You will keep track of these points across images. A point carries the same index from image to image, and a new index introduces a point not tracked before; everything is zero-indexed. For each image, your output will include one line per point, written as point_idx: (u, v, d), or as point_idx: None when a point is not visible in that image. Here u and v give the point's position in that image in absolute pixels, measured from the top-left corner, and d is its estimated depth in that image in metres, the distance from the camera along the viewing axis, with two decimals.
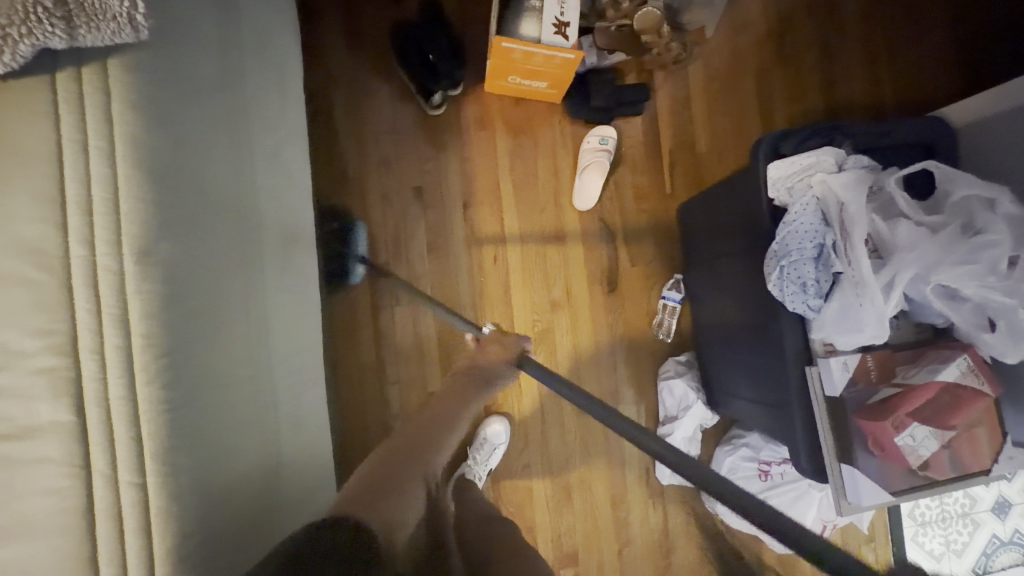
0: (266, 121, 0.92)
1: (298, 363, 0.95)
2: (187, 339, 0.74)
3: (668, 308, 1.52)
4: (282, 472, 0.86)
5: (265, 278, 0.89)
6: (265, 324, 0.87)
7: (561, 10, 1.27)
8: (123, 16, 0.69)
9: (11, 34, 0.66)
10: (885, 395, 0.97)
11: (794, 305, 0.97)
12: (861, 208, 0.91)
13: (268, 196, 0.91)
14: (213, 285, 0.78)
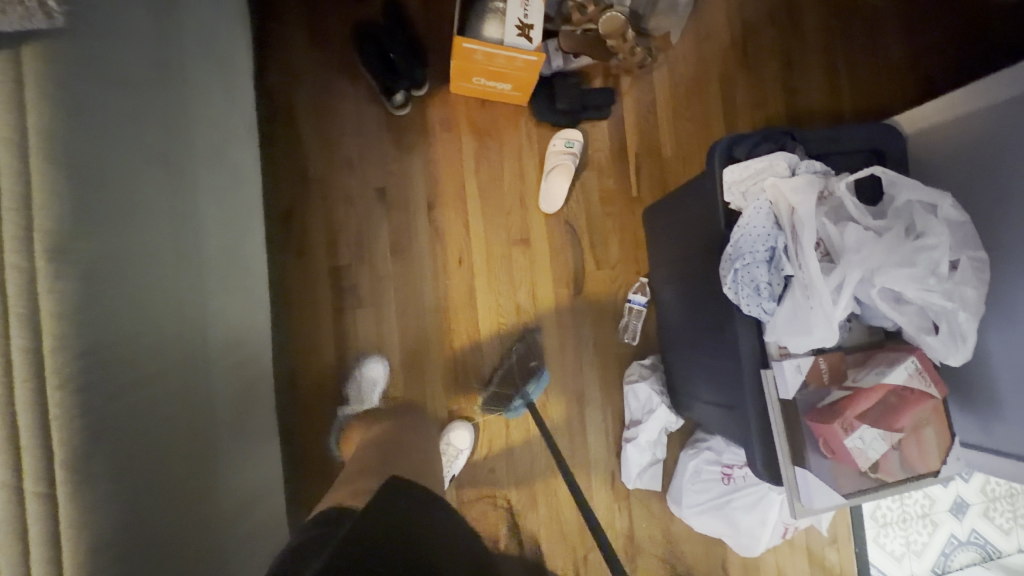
0: (207, 122, 0.91)
1: (234, 366, 0.92)
2: (107, 340, 0.70)
3: (634, 311, 1.51)
4: (214, 477, 0.83)
5: (201, 276, 0.86)
6: (202, 328, 0.85)
7: (525, 12, 1.26)
8: (33, 1, 0.66)
9: None
10: (835, 396, 0.98)
11: (749, 307, 0.98)
12: (811, 211, 0.92)
13: (204, 192, 0.88)
14: (144, 285, 0.75)
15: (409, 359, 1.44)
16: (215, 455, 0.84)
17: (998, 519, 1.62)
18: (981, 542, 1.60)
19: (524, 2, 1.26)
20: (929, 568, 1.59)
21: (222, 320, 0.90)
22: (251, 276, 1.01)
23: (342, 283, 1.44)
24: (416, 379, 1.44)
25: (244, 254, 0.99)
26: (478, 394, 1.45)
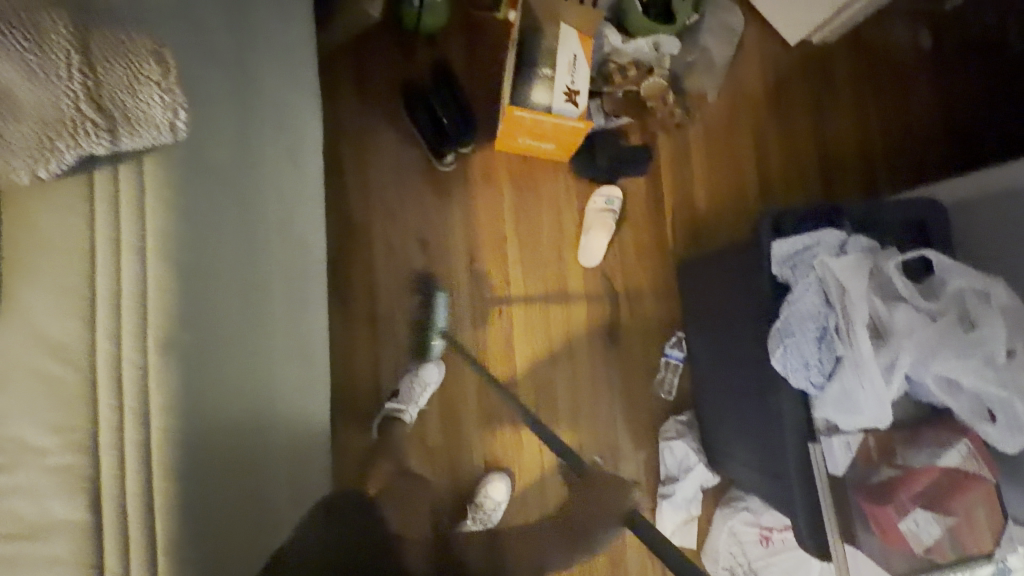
0: (279, 140, 0.87)
1: (303, 353, 0.88)
2: (192, 311, 0.69)
3: (670, 366, 1.52)
4: (276, 465, 0.79)
5: (272, 254, 0.83)
6: (267, 339, 0.81)
7: (572, 79, 1.33)
8: (165, 123, 0.65)
9: (55, 147, 0.61)
10: (886, 476, 0.98)
11: (797, 381, 0.99)
12: (860, 292, 0.95)
13: (280, 171, 0.86)
14: (218, 309, 0.72)
15: (447, 410, 1.44)
16: (279, 476, 0.79)
17: None
18: None
19: (572, 69, 1.33)
20: None
21: (287, 331, 0.85)
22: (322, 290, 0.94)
23: (382, 335, 1.44)
24: (451, 428, 1.44)
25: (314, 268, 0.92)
26: (513, 445, 1.46)
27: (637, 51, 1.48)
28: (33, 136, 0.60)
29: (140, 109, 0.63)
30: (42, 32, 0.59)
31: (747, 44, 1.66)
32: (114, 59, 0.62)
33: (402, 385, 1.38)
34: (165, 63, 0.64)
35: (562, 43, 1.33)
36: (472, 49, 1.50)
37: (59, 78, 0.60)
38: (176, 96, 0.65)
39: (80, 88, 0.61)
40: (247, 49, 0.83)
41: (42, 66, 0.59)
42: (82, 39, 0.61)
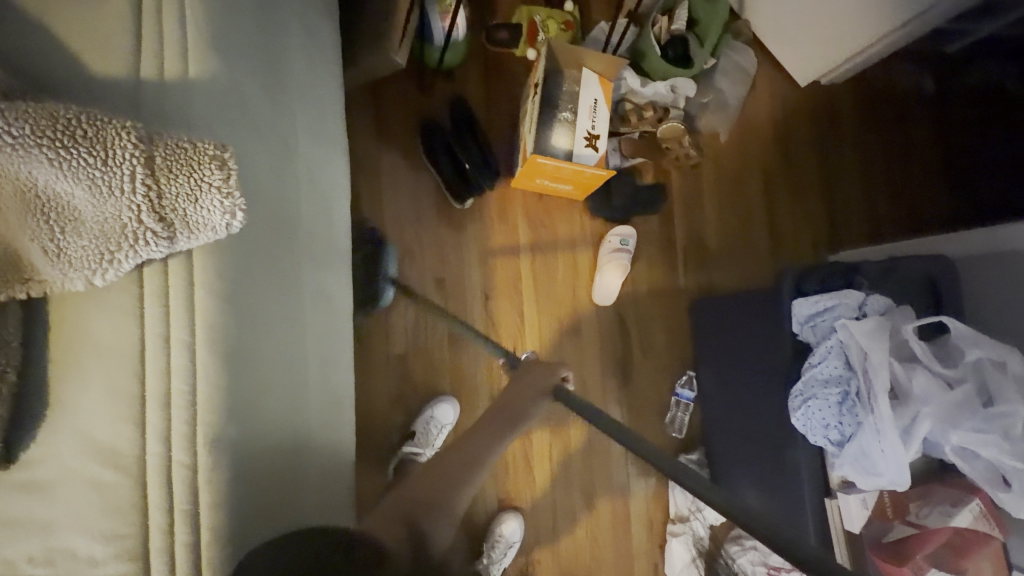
0: (314, 198, 0.84)
1: (335, 349, 0.87)
2: (240, 298, 0.68)
3: (681, 405, 1.54)
4: (310, 453, 0.76)
5: (302, 245, 0.81)
6: (302, 350, 0.78)
7: (593, 123, 1.33)
8: (220, 227, 0.61)
9: (118, 256, 0.61)
10: (899, 533, 1.02)
11: (816, 438, 1.03)
12: (882, 357, 0.97)
13: (314, 164, 0.85)
14: (262, 317, 0.71)
15: None
16: (312, 460, 0.76)
17: None
18: None
19: (592, 114, 1.33)
20: None
21: (319, 345, 0.82)
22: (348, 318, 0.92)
23: (397, 373, 1.42)
24: None
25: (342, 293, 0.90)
26: (526, 483, 1.47)
27: (655, 94, 1.49)
28: (95, 249, 0.60)
29: (196, 214, 0.60)
30: (108, 145, 0.58)
31: (758, 83, 1.69)
32: (174, 164, 0.60)
33: (417, 426, 1.37)
34: (223, 164, 0.61)
35: (583, 87, 1.34)
36: (490, 89, 1.50)
37: (123, 191, 0.59)
38: (232, 198, 0.61)
39: (143, 199, 0.60)
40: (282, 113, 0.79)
41: (108, 180, 0.59)
42: (145, 148, 0.59)
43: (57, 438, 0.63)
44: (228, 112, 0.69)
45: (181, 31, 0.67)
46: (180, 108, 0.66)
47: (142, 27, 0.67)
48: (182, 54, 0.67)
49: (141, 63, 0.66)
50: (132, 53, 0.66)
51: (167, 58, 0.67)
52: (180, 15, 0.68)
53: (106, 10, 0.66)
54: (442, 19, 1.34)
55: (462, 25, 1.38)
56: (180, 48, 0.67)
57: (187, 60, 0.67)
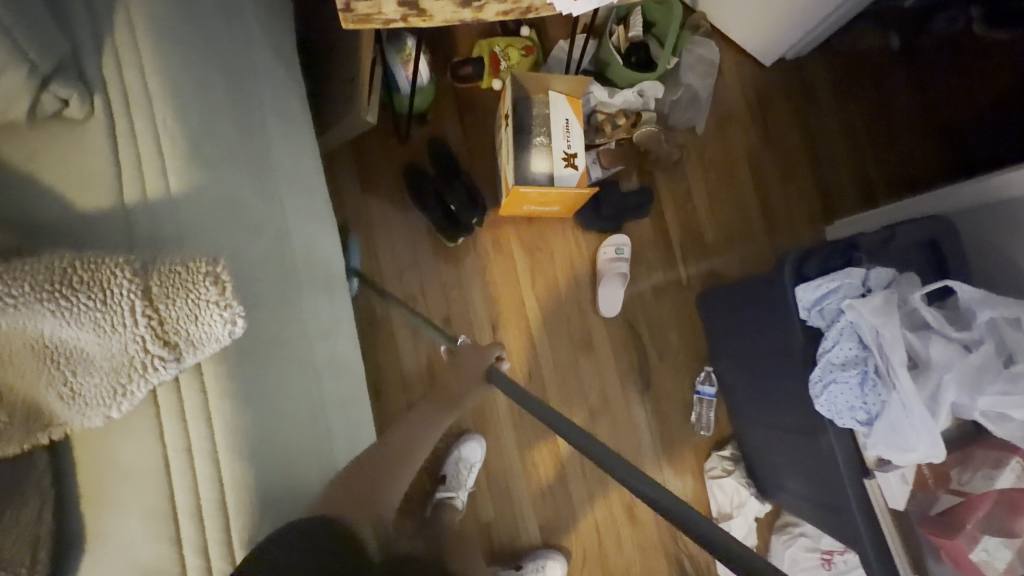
0: (312, 273, 0.89)
1: (354, 412, 0.91)
2: (260, 384, 0.71)
3: (704, 402, 1.54)
4: None
5: (310, 321, 0.85)
6: (326, 424, 0.82)
7: (568, 143, 1.35)
8: (224, 336, 0.63)
9: (130, 387, 0.62)
10: (946, 503, 1.02)
11: (844, 421, 1.01)
12: (894, 332, 0.97)
13: (302, 242, 0.88)
14: (284, 400, 0.73)
15: (494, 485, 1.44)
16: None
17: None
18: None
19: (566, 133, 1.35)
20: None
21: (341, 412, 0.86)
22: (360, 380, 0.97)
23: None
24: (503, 501, 1.43)
25: (351, 360, 0.96)
26: (566, 506, 1.46)
27: (624, 101, 1.51)
28: (106, 385, 0.61)
29: (199, 331, 0.62)
30: (105, 286, 0.60)
31: (725, 71, 1.70)
32: (170, 289, 0.61)
33: (447, 469, 1.37)
34: (217, 277, 0.62)
35: (552, 109, 1.37)
36: (465, 125, 1.54)
37: (126, 324, 0.61)
38: (231, 307, 0.62)
39: (145, 329, 0.61)
40: (273, 202, 0.82)
41: (109, 318, 0.61)
42: (141, 280, 0.61)
43: (96, 568, 0.64)
44: (219, 217, 0.71)
45: (157, 148, 0.69)
46: (169, 223, 0.68)
47: (119, 151, 0.69)
48: (160, 169, 0.69)
49: (122, 186, 0.68)
50: (113, 178, 0.68)
51: (146, 176, 0.68)
52: (153, 132, 0.69)
53: (84, 142, 0.69)
54: (405, 68, 1.35)
55: (425, 70, 1.40)
56: (159, 165, 0.69)
57: (167, 174, 0.69)
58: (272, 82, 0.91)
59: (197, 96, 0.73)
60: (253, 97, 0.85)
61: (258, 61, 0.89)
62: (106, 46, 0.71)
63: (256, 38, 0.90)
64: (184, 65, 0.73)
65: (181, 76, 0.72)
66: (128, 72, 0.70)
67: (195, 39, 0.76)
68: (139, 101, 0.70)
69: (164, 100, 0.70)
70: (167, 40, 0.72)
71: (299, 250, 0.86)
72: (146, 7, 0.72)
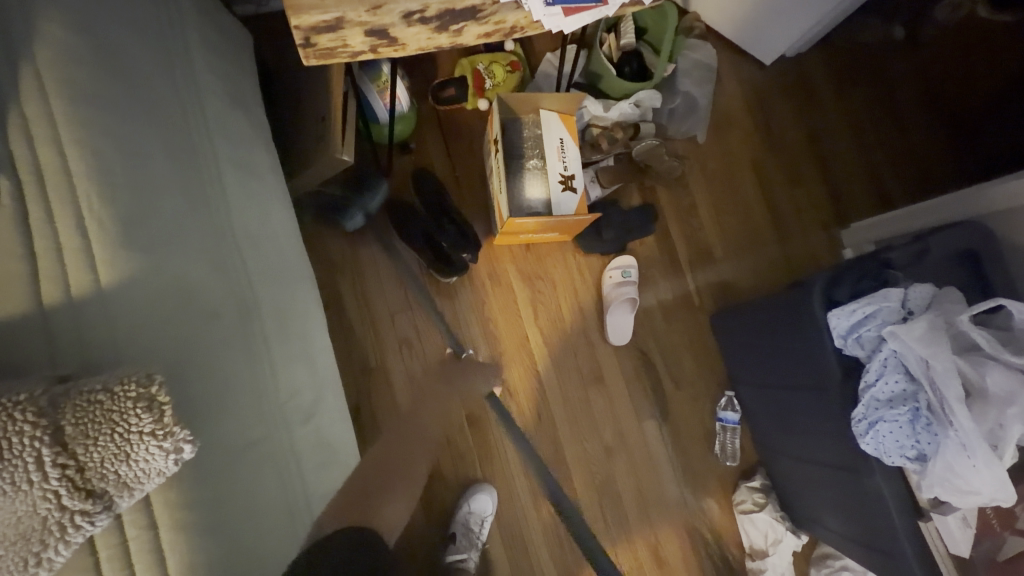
0: (285, 338, 0.83)
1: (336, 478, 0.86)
2: (221, 493, 0.62)
3: (728, 429, 1.43)
4: None
5: (280, 394, 0.78)
6: (308, 505, 0.77)
7: (564, 164, 1.25)
8: (167, 468, 0.55)
9: (46, 553, 0.51)
10: (1016, 547, 0.90)
11: (893, 460, 0.91)
12: (948, 364, 0.86)
13: (272, 309, 0.82)
14: (253, 500, 0.67)
15: (508, 539, 1.33)
16: None
17: None
18: None
19: (562, 155, 1.25)
20: None
21: (325, 481, 0.82)
22: (342, 439, 0.92)
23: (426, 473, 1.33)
24: (519, 556, 1.32)
25: (338, 428, 0.91)
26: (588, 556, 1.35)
27: (621, 114, 1.41)
28: (14, 556, 0.50)
29: (136, 467, 0.54)
30: (1, 435, 0.50)
31: (723, 75, 1.61)
32: (90, 426, 0.52)
33: (457, 527, 1.26)
34: (152, 400, 0.54)
35: (545, 130, 1.26)
36: (451, 152, 1.44)
37: (31, 480, 0.51)
38: (173, 435, 0.54)
39: (60, 482, 0.51)
40: (231, 275, 0.75)
41: (8, 477, 0.50)
42: (48, 422, 0.51)
43: None
44: (162, 312, 0.63)
45: (82, 235, 0.60)
46: (99, 330, 0.59)
47: (34, 242, 0.59)
48: (88, 259, 0.60)
49: (40, 285, 0.58)
50: (28, 275, 0.58)
51: (70, 274, 0.59)
52: (75, 217, 0.60)
53: None
54: (382, 97, 1.25)
55: (404, 96, 1.29)
56: (86, 257, 0.60)
57: (97, 267, 0.60)
58: (229, 139, 0.84)
59: (133, 170, 0.65)
60: (201, 160, 0.77)
61: (211, 113, 0.83)
62: (13, 118, 0.60)
63: (207, 92, 0.83)
64: (111, 135, 0.64)
65: (109, 150, 0.63)
66: (43, 147, 0.60)
67: (127, 105, 0.68)
68: (57, 181, 0.60)
69: (88, 179, 0.61)
70: (89, 108, 0.63)
71: (268, 322, 0.80)
72: (61, 71, 0.63)
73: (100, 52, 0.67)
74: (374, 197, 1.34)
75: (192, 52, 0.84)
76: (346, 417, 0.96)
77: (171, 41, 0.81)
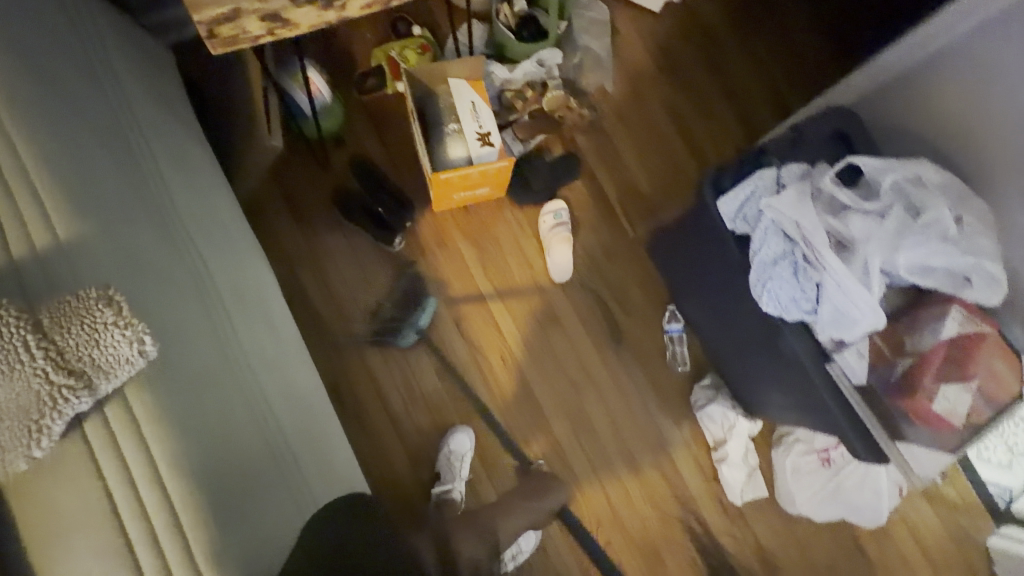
0: (236, 290, 0.94)
1: (306, 409, 0.97)
2: (190, 404, 0.72)
3: (674, 339, 1.55)
4: (321, 492, 0.88)
5: (238, 333, 0.88)
6: (307, 479, 0.87)
7: (479, 123, 1.38)
8: (133, 355, 0.66)
9: (44, 422, 0.63)
10: (905, 367, 1.03)
11: (793, 316, 1.04)
12: (814, 220, 1.00)
13: (220, 265, 0.92)
14: (257, 491, 0.76)
15: (493, 473, 1.44)
16: (325, 481, 0.91)
17: None
18: None
19: (475, 115, 1.38)
20: None
21: (309, 437, 0.93)
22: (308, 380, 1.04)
23: (405, 427, 1.44)
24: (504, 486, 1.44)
25: (331, 436, 1.01)
26: (569, 476, 1.47)
27: (526, 74, 1.55)
28: (22, 424, 0.63)
29: (106, 353, 0.65)
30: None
31: (621, 26, 1.75)
32: (66, 321, 0.66)
33: (440, 465, 1.38)
34: (110, 299, 0.67)
35: (456, 96, 1.40)
36: (381, 134, 1.56)
37: (27, 362, 0.64)
38: (132, 326, 0.66)
39: (46, 361, 0.64)
40: (174, 233, 0.86)
41: (11, 359, 0.64)
42: (31, 318, 0.66)
43: None
44: (115, 261, 0.73)
45: (37, 204, 0.71)
46: (62, 269, 0.70)
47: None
48: (42, 214, 0.71)
49: (9, 239, 0.70)
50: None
51: (29, 227, 0.71)
52: (29, 187, 0.72)
53: None
54: (301, 90, 1.37)
55: (323, 87, 1.42)
56: (40, 211, 0.71)
57: (51, 226, 0.71)
58: (158, 129, 0.95)
59: (101, 202, 0.76)
60: (142, 158, 0.88)
61: (139, 107, 0.94)
62: None
63: (133, 93, 0.95)
64: (50, 131, 0.76)
65: (63, 158, 0.75)
66: None
67: (58, 97, 0.80)
68: (3, 156, 0.72)
69: (34, 158, 0.73)
70: (60, 163, 0.74)
71: (217, 275, 0.90)
72: (7, 95, 0.74)
73: (25, 59, 0.78)
74: (421, 315, 1.48)
75: (114, 61, 0.95)
76: (326, 400, 1.07)
77: (92, 53, 0.92)
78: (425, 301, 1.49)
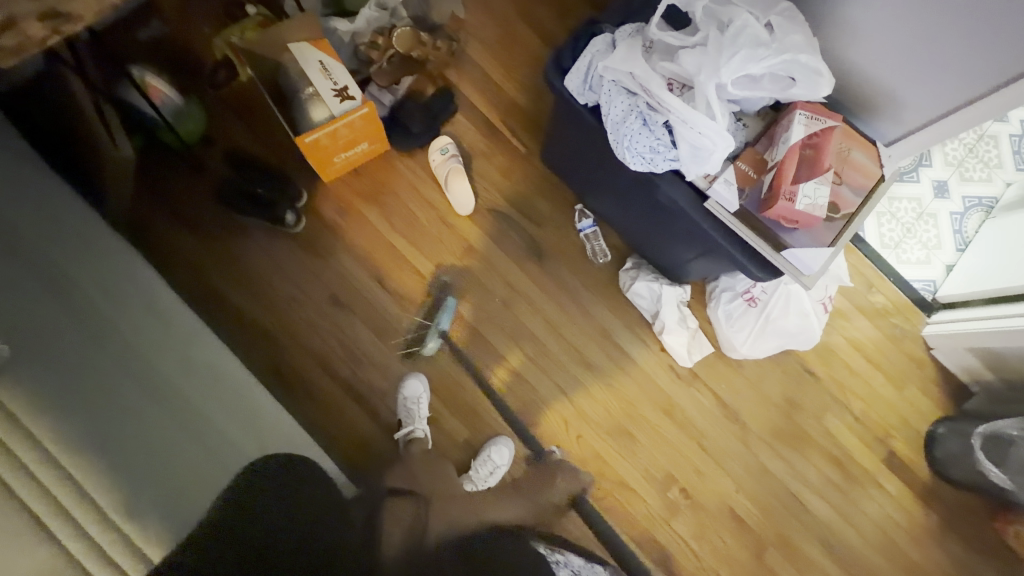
0: (112, 297, 1.06)
1: (211, 382, 1.11)
2: (69, 391, 0.86)
3: (590, 236, 1.60)
4: (235, 441, 1.02)
5: (118, 333, 1.02)
6: (215, 433, 1.02)
7: (332, 80, 1.37)
8: None
9: None
10: (768, 181, 1.09)
11: (661, 166, 1.08)
12: (645, 67, 1.04)
13: (89, 278, 1.05)
14: (199, 481, 0.92)
15: (454, 406, 1.51)
16: (240, 434, 1.05)
17: (976, 175, 1.81)
18: (977, 202, 1.78)
19: (327, 73, 1.38)
20: (955, 251, 1.75)
21: (216, 404, 1.07)
22: (213, 359, 1.17)
23: (359, 393, 1.48)
24: (470, 417, 1.51)
25: (268, 414, 1.15)
26: (527, 390, 1.54)
27: (370, 21, 1.53)
28: None
29: None
30: None
31: None
32: None
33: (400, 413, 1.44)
34: None
35: (302, 59, 1.38)
36: (249, 123, 1.54)
37: None
38: None
39: None
40: (31, 260, 0.98)
41: None
42: None
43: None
44: None
45: None
46: None
47: None
48: None
49: None
50: None
51: None
52: None
53: None
54: (144, 96, 1.38)
55: (167, 89, 1.42)
56: None
57: None
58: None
59: None
60: None
61: None
62: None
63: None
64: None
65: None
66: None
67: None
68: None
69: None
70: None
71: (88, 289, 1.03)
72: None
73: None
74: (444, 317, 1.51)
75: None
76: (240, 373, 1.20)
77: None
78: (446, 302, 1.52)
